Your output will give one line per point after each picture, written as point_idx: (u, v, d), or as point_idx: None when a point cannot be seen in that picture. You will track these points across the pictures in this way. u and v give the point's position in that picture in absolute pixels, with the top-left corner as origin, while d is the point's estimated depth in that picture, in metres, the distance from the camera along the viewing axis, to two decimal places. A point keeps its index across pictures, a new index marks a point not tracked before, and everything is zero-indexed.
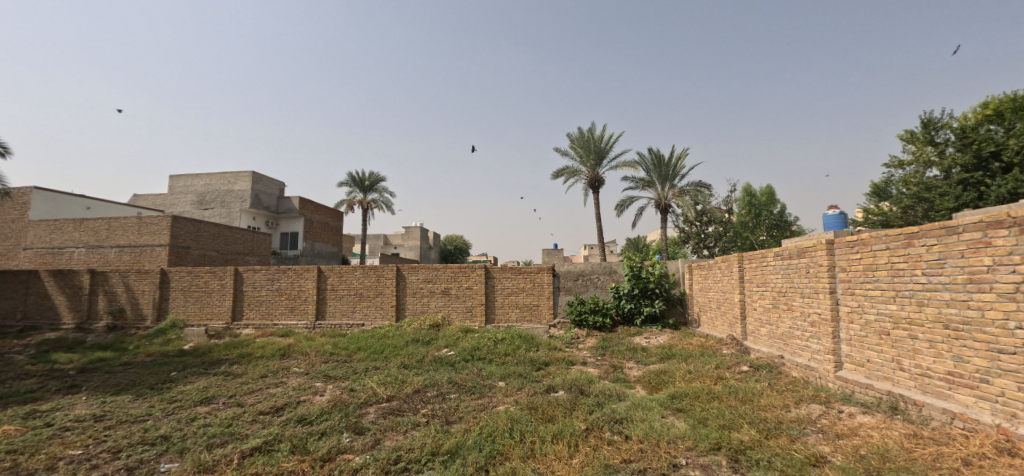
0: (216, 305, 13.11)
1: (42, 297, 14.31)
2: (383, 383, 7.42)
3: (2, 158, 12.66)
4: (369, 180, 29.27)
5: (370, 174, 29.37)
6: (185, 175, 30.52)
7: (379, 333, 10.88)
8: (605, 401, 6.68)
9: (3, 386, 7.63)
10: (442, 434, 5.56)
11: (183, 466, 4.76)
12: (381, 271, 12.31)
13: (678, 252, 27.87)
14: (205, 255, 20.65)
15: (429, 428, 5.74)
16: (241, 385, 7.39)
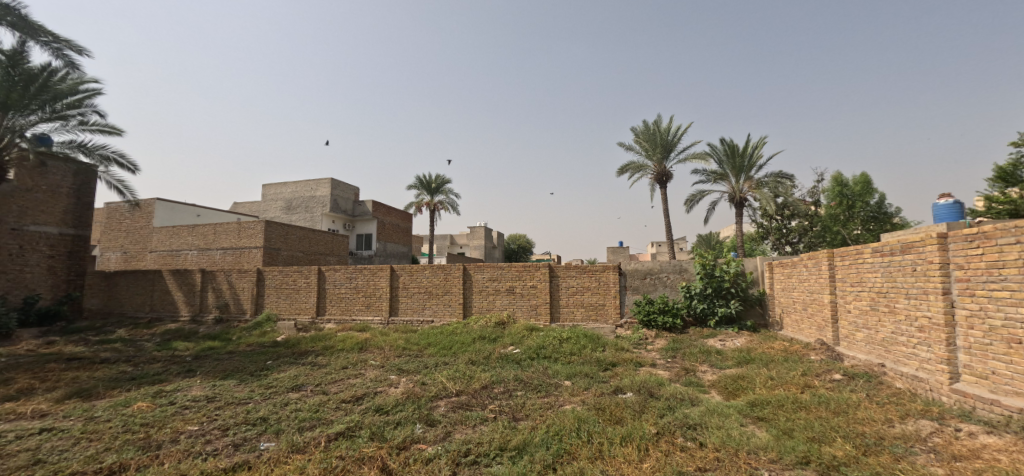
0: (304, 301, 14.37)
1: (165, 293, 16.54)
2: (452, 378, 7.70)
3: (131, 172, 14.95)
4: (436, 182, 30.47)
5: (436, 177, 30.54)
6: (275, 183, 33.83)
7: (448, 329, 11.31)
8: (678, 405, 6.38)
9: (137, 368, 8.97)
10: (510, 430, 5.65)
11: (278, 445, 5.27)
12: (449, 270, 12.77)
13: (756, 250, 26.69)
14: (292, 256, 22.87)
15: (497, 423, 5.86)
16: (325, 375, 8.05)
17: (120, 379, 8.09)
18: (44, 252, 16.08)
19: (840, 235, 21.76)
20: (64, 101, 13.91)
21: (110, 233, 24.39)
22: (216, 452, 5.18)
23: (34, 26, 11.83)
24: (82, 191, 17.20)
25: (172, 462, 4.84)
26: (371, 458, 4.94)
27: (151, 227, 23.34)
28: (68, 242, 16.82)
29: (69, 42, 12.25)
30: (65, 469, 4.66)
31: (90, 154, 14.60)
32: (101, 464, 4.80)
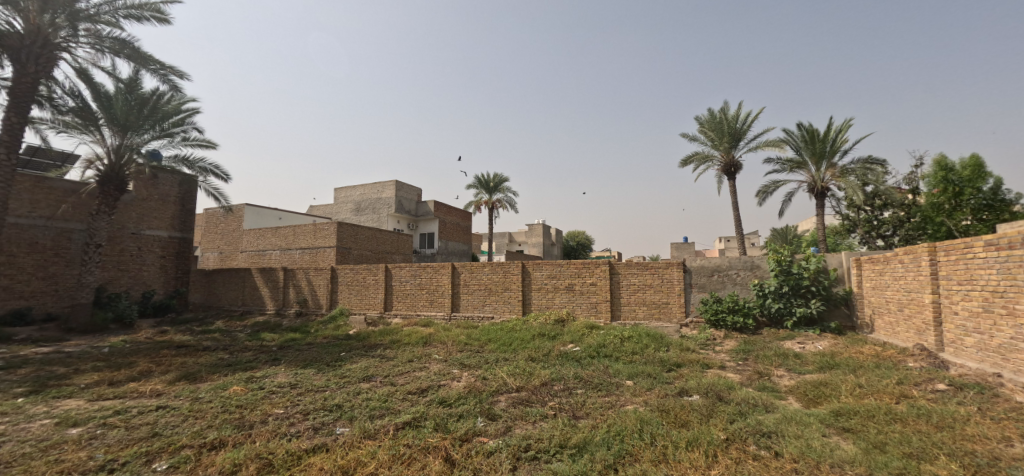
0: (373, 297, 15.27)
1: (254, 289, 18.28)
2: (513, 374, 7.79)
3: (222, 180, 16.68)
4: (494, 182, 30.89)
5: (494, 175, 30.96)
6: (345, 187, 36.14)
7: (507, 326, 11.49)
8: (752, 411, 5.98)
9: (231, 356, 10.06)
10: (570, 428, 5.60)
11: (352, 431, 5.63)
12: (508, 267, 12.96)
13: (840, 244, 24.47)
14: (362, 254, 24.40)
15: (556, 420, 5.85)
16: (393, 367, 8.51)
17: (218, 365, 9.12)
18: (157, 253, 18.44)
19: (943, 227, 18.45)
20: (171, 121, 15.87)
21: (209, 235, 27.34)
22: (298, 434, 5.66)
23: (145, 57, 13.60)
24: (186, 199, 19.47)
25: (261, 441, 5.35)
26: (435, 448, 5.10)
27: (241, 229, 25.92)
28: (176, 244, 19.12)
29: (171, 68, 13.93)
30: (176, 442, 5.32)
31: (192, 166, 16.52)
32: (205, 439, 5.43)
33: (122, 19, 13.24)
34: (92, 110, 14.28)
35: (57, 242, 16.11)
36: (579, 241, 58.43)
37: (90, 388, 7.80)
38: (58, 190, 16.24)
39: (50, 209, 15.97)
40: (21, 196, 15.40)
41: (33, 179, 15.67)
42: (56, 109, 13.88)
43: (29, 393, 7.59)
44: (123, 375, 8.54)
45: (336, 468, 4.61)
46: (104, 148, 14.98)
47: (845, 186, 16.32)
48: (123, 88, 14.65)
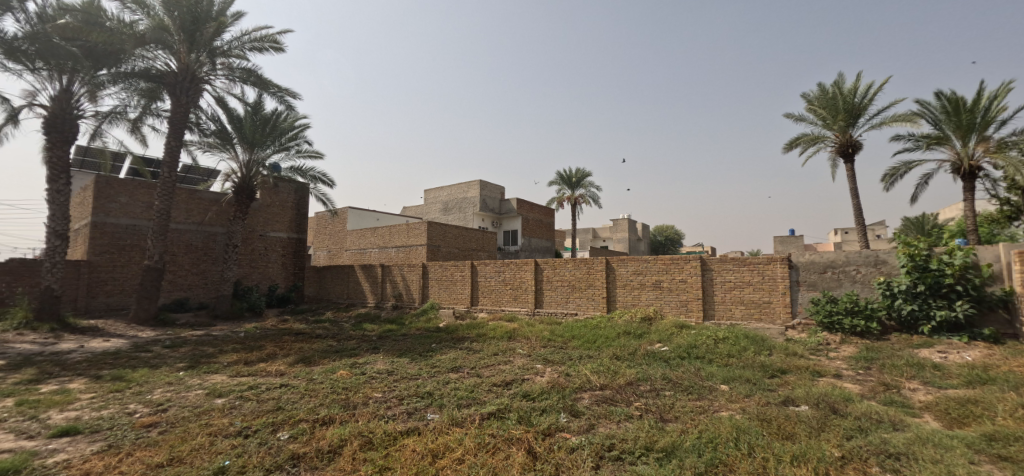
0: (460, 292, 16.02)
1: (357, 283, 20.10)
2: (597, 372, 7.33)
3: (327, 186, 18.64)
4: (576, 176, 30.45)
5: (576, 171, 30.56)
6: (433, 188, 38.14)
7: (591, 323, 11.35)
8: (873, 427, 4.94)
9: (338, 343, 11.22)
10: (657, 431, 4.82)
11: (441, 417, 5.69)
12: (591, 263, 12.82)
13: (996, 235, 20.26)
14: (449, 251, 25.93)
15: (642, 422, 5.06)
16: (479, 359, 8.86)
17: (328, 351, 10.24)
18: (280, 252, 21.16)
19: None
20: (287, 136, 18.10)
21: (321, 236, 30.45)
22: (395, 416, 6.04)
23: (266, 82, 15.66)
24: (302, 204, 22.04)
25: (363, 420, 5.81)
26: (519, 440, 4.73)
27: (344, 230, 28.66)
28: (294, 244, 21.73)
29: (286, 90, 15.86)
30: (295, 416, 6.05)
31: (305, 175, 18.65)
32: (318, 415, 6.11)
33: (248, 51, 15.40)
34: (228, 131, 16.82)
35: (205, 243, 19.27)
36: (668, 236, 55.71)
37: (231, 366, 9.24)
38: (206, 200, 19.40)
39: (200, 216, 19.20)
40: (180, 206, 18.64)
41: (188, 192, 18.89)
42: (202, 132, 16.57)
43: (187, 368, 9.19)
44: (254, 357, 9.97)
45: (427, 451, 4.59)
46: (238, 163, 17.54)
47: (1004, 163, 13.46)
48: (251, 111, 17.02)
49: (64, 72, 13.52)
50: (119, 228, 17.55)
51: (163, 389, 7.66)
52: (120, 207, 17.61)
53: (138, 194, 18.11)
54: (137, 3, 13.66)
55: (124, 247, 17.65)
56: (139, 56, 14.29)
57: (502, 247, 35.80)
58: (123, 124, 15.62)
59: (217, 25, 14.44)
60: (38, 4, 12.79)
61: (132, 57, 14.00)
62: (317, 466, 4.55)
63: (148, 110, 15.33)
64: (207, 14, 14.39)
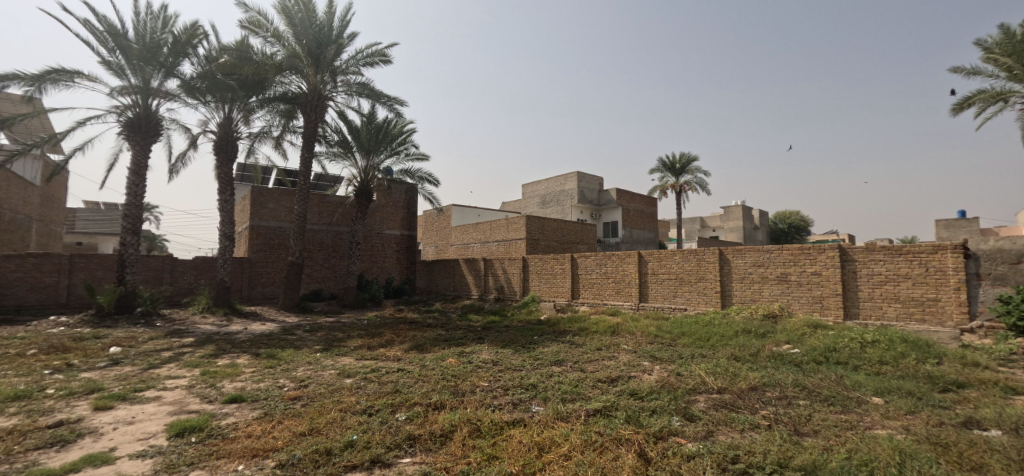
0: (561, 285, 15.97)
1: (462, 276, 21.06)
2: (712, 374, 6.72)
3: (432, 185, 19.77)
4: (681, 162, 28.54)
5: (681, 156, 28.63)
6: (531, 182, 38.52)
7: (703, 319, 10.56)
8: None
9: (447, 333, 11.86)
10: (791, 445, 4.26)
11: (546, 411, 5.65)
12: (702, 255, 11.94)
13: None
14: (549, 244, 26.09)
15: (772, 433, 4.51)
16: (582, 353, 8.73)
17: (438, 340, 10.87)
18: (395, 247, 22.98)
19: None
20: (398, 141, 19.51)
21: (429, 232, 32.41)
22: (501, 406, 6.14)
23: (378, 93, 17.01)
24: (412, 203, 23.63)
25: (471, 408, 6.01)
26: (628, 441, 4.50)
27: (449, 225, 30.22)
28: (406, 240, 23.40)
29: (395, 99, 17.08)
30: (410, 399, 6.47)
31: (413, 176, 19.96)
32: (430, 399, 6.47)
33: (362, 67, 16.84)
34: (349, 140, 18.61)
35: (334, 241, 21.62)
36: (791, 223, 49.77)
37: (357, 350, 10.25)
38: (333, 202, 21.77)
39: (330, 217, 21.62)
40: (313, 209, 21.16)
41: (319, 196, 21.35)
42: (328, 144, 18.55)
43: (323, 349, 10.39)
44: (375, 342, 10.95)
45: (534, 444, 4.59)
46: (357, 169, 19.37)
47: None
48: (366, 121, 18.63)
49: (224, 102, 16.04)
50: (269, 229, 20.47)
51: (304, 368, 8.74)
52: (270, 211, 20.51)
53: (282, 200, 20.84)
54: (274, 36, 15.69)
55: (273, 246, 20.51)
56: (278, 82, 16.42)
57: (602, 238, 34.94)
58: (268, 141, 18.09)
59: (337, 46, 16.01)
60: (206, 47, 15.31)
61: (272, 83, 16.14)
62: (430, 449, 4.80)
63: (287, 128, 17.57)
64: (328, 38, 16.05)
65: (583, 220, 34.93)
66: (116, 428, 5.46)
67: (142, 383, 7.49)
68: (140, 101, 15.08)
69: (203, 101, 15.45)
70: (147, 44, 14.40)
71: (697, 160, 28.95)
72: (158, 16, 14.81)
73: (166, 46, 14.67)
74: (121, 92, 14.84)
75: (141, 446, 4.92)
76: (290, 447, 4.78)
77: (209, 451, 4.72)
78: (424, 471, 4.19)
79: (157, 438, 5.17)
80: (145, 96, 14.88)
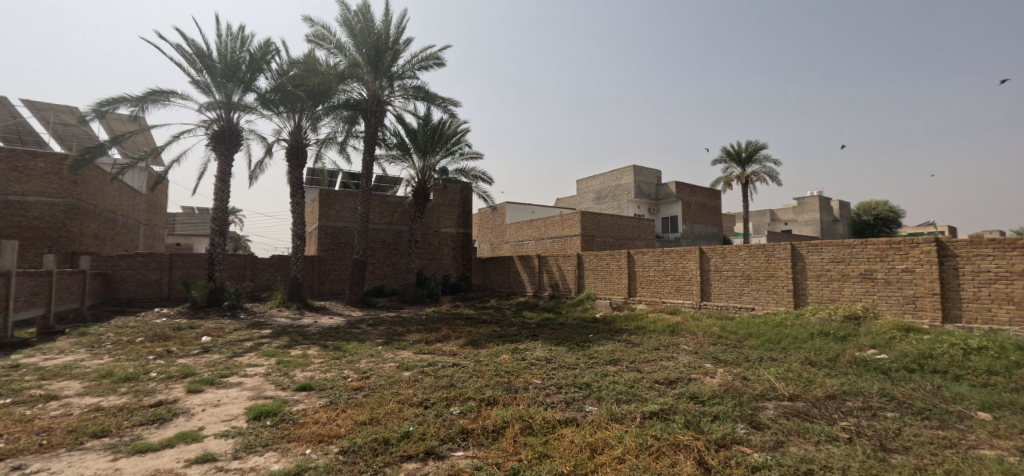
0: (617, 282, 15.55)
1: (517, 273, 21.10)
2: (783, 379, 6.18)
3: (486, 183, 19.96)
4: (747, 151, 26.85)
5: (747, 144, 26.92)
6: (586, 178, 37.92)
7: (773, 320, 9.83)
8: None
9: (501, 329, 11.91)
10: (876, 462, 3.80)
11: (600, 411, 5.46)
12: (771, 250, 11.14)
13: None
14: (604, 241, 25.54)
15: (854, 447, 4.05)
16: (639, 353, 8.40)
17: (493, 336, 10.94)
18: (451, 245, 23.47)
19: None
20: (452, 141, 19.89)
21: (484, 229, 32.82)
22: (554, 405, 6.01)
23: (433, 95, 17.41)
24: (467, 201, 24.00)
25: (523, 405, 5.95)
26: (687, 447, 4.23)
27: (504, 223, 30.41)
28: (462, 238, 23.81)
29: (449, 100, 17.38)
30: (464, 393, 6.51)
31: (468, 175, 20.25)
32: (483, 395, 6.48)
33: (418, 71, 17.30)
34: (406, 143, 19.22)
35: (394, 239, 22.44)
36: (877, 215, 45.25)
37: (415, 344, 10.53)
38: (393, 202, 22.58)
39: (390, 216, 22.46)
40: (375, 210, 22.09)
41: (380, 197, 22.25)
42: (387, 147, 19.26)
43: (384, 343, 10.79)
44: (433, 337, 11.21)
45: (586, 445, 4.44)
46: (415, 170, 19.96)
47: None
48: (422, 123, 19.14)
49: (295, 112, 17.11)
50: (336, 229, 21.61)
51: (367, 360, 9.10)
52: (336, 212, 21.65)
53: (347, 201, 21.93)
54: (337, 47, 16.49)
55: (339, 244, 21.64)
56: (341, 90, 17.27)
57: (661, 234, 33.74)
58: (334, 147, 19.08)
59: (394, 53, 16.54)
60: (277, 62, 16.37)
61: (336, 91, 17.00)
62: (483, 443, 4.78)
63: (351, 133, 18.43)
64: (385, 45, 16.64)
65: (640, 216, 33.88)
66: (204, 410, 5.94)
67: (226, 369, 8.13)
68: (222, 115, 16.40)
69: (276, 111, 16.57)
70: (228, 62, 15.67)
71: (765, 148, 27.09)
72: (237, 36, 16.07)
73: (244, 63, 15.88)
74: (208, 107, 16.26)
75: (224, 426, 5.31)
76: (351, 434, 4.95)
77: (281, 434, 4.99)
78: (476, 465, 4.17)
79: (237, 420, 5.56)
80: (227, 109, 16.17)
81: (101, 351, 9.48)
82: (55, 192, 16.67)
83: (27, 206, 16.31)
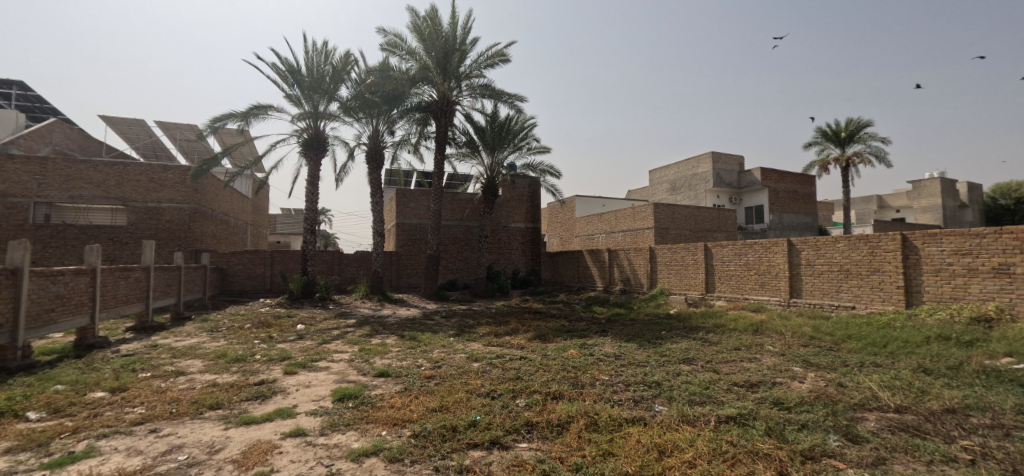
0: (693, 277, 14.69)
1: (587, 267, 20.74)
2: (889, 388, 5.40)
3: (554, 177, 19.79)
4: (847, 129, 24.08)
5: (847, 122, 24.15)
6: (660, 168, 36.32)
7: (879, 320, 8.71)
8: None
9: (570, 323, 11.73)
10: None
11: (671, 412, 5.13)
12: (876, 242, 9.89)
13: None
14: (680, 234, 24.29)
15: (979, 470, 3.41)
16: (716, 353, 7.83)
17: (561, 330, 10.79)
18: (520, 240, 23.58)
19: None
20: (519, 136, 19.93)
21: (553, 224, 32.62)
22: (621, 402, 5.75)
23: (499, 92, 17.53)
24: (536, 195, 23.95)
25: (589, 401, 5.76)
26: (768, 457, 3.82)
27: (573, 217, 29.99)
28: (531, 233, 23.81)
29: (516, 96, 17.39)
30: (530, 386, 6.46)
31: (536, 169, 20.20)
32: (549, 389, 6.37)
33: (484, 69, 17.50)
34: (475, 140, 19.54)
35: (465, 234, 23.00)
36: (1017, 197, 38.34)
37: (484, 336, 10.69)
38: (463, 198, 23.13)
39: (461, 212, 23.06)
40: (447, 206, 22.79)
41: (451, 194, 22.89)
42: (457, 145, 19.71)
43: (455, 334, 11.07)
44: (502, 330, 11.32)
45: (653, 446, 4.18)
46: (484, 166, 20.26)
47: None
48: (490, 120, 19.34)
49: (372, 117, 18.04)
50: (411, 225, 22.61)
51: (439, 350, 9.38)
52: (411, 210, 22.63)
53: (422, 199, 22.82)
54: (409, 52, 17.13)
55: (415, 240, 22.61)
56: (413, 93, 17.93)
57: (743, 226, 31.67)
58: (408, 148, 19.90)
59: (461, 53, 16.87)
60: (356, 71, 17.35)
61: (409, 95, 17.68)
62: (547, 437, 4.69)
63: (423, 134, 19.12)
64: (453, 46, 17.01)
65: (720, 206, 31.83)
66: (297, 389, 6.45)
67: (317, 355, 8.79)
68: (310, 124, 17.70)
69: (357, 118, 17.58)
70: (315, 75, 16.89)
71: (870, 125, 24.12)
72: (321, 51, 17.26)
73: (328, 75, 17.03)
74: (299, 118, 17.68)
75: (313, 405, 5.71)
76: (421, 420, 5.08)
77: (361, 415, 5.26)
78: (539, 458, 4.08)
79: (325, 401, 5.96)
80: (314, 118, 17.45)
81: (217, 335, 10.69)
82: (181, 199, 19.00)
83: (161, 211, 18.78)
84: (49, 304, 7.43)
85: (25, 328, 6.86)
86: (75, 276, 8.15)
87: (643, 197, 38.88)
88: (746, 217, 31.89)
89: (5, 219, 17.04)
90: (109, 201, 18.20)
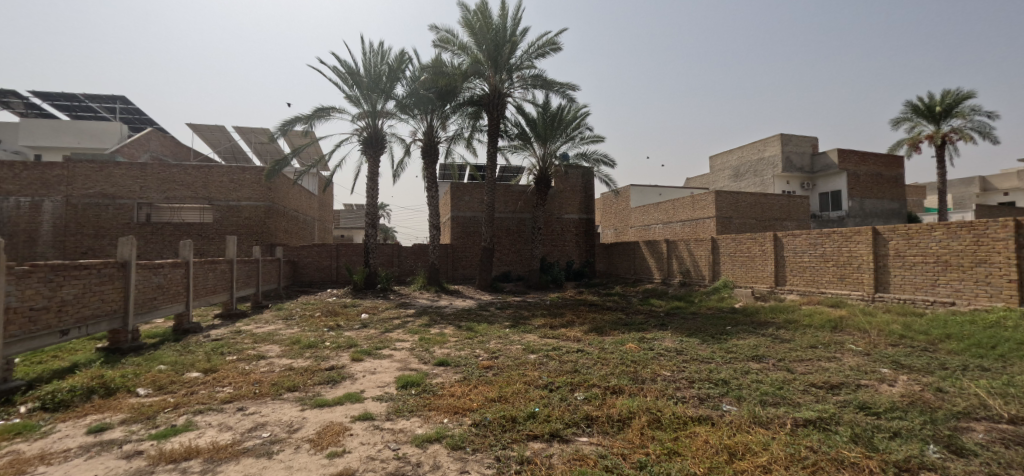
0: (761, 269, 13.89)
1: (643, 259, 20.21)
2: (1000, 395, 4.82)
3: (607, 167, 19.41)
4: (943, 103, 21.59)
5: (943, 94, 21.66)
6: (721, 154, 34.57)
7: (985, 319, 7.77)
8: None
9: (627, 317, 11.47)
10: None
11: (741, 412, 4.88)
12: (982, 229, 8.81)
13: None
14: (744, 223, 23.01)
15: None
16: (789, 351, 7.35)
17: (618, 323, 10.59)
18: (574, 232, 23.35)
19: None
20: (572, 126, 19.68)
21: (608, 214, 32.01)
22: (686, 400, 5.53)
23: (551, 82, 17.33)
24: (589, 186, 23.60)
25: (650, 397, 5.60)
26: (855, 466, 3.55)
27: (629, 207, 29.25)
28: (585, 224, 23.51)
29: (567, 85, 17.13)
30: (588, 380, 6.37)
31: (589, 159, 19.85)
32: (609, 383, 6.25)
33: (535, 60, 17.37)
34: (527, 131, 19.46)
35: (519, 227, 23.12)
36: None
37: (541, 328, 10.69)
38: (515, 191, 23.17)
39: (514, 204, 23.17)
40: (500, 199, 22.99)
41: (504, 187, 23.02)
42: (509, 138, 19.74)
43: (511, 326, 11.19)
44: (557, 322, 11.27)
45: (723, 447, 4.00)
46: (537, 157, 20.18)
47: None
48: (542, 111, 19.21)
49: (427, 113, 18.45)
50: (465, 219, 23.03)
51: (496, 341, 9.52)
52: (465, 203, 23.07)
53: (476, 192, 23.14)
54: (461, 47, 17.29)
55: (469, 232, 23.06)
56: (466, 88, 18.12)
57: (817, 213, 29.42)
58: (462, 142, 20.19)
59: (511, 45, 16.89)
60: (410, 69, 17.78)
61: (461, 90, 17.91)
62: (607, 432, 4.62)
63: (477, 128, 19.29)
64: (503, 38, 17.04)
65: (790, 192, 29.79)
66: (364, 375, 6.81)
67: (381, 343, 9.22)
68: (369, 123, 18.37)
69: (412, 114, 18.05)
70: (372, 76, 17.52)
71: (971, 97, 21.48)
72: (377, 51, 17.81)
73: (385, 74, 17.59)
74: (359, 117, 18.44)
75: (379, 391, 6.00)
76: (482, 409, 5.18)
77: (423, 402, 5.45)
78: (601, 454, 4.04)
79: (389, 387, 6.23)
80: (373, 117, 18.12)
81: (291, 323, 11.48)
82: (257, 197, 20.48)
83: (240, 209, 20.36)
84: (152, 293, 8.30)
85: (134, 314, 7.70)
86: (172, 268, 9.04)
87: (702, 185, 37.23)
88: (820, 204, 29.62)
89: (114, 218, 19.25)
90: (197, 201, 19.97)
